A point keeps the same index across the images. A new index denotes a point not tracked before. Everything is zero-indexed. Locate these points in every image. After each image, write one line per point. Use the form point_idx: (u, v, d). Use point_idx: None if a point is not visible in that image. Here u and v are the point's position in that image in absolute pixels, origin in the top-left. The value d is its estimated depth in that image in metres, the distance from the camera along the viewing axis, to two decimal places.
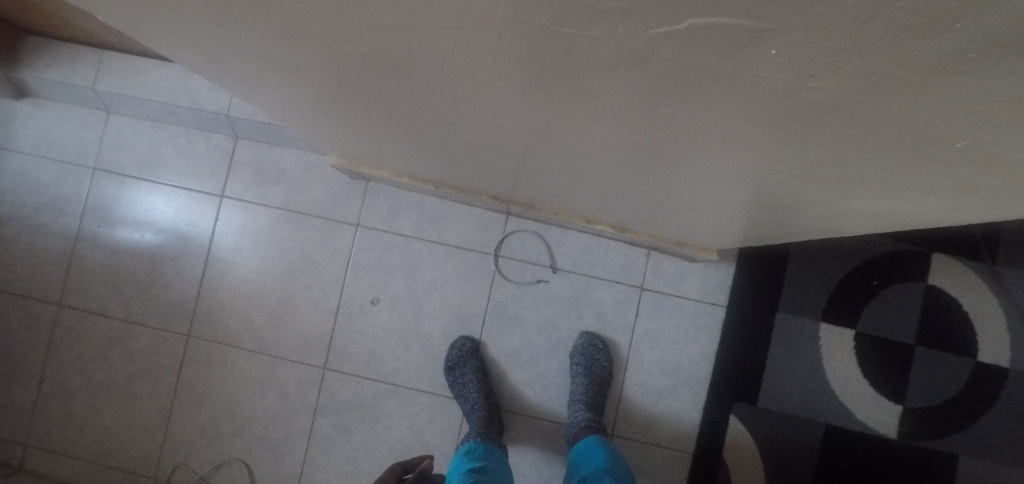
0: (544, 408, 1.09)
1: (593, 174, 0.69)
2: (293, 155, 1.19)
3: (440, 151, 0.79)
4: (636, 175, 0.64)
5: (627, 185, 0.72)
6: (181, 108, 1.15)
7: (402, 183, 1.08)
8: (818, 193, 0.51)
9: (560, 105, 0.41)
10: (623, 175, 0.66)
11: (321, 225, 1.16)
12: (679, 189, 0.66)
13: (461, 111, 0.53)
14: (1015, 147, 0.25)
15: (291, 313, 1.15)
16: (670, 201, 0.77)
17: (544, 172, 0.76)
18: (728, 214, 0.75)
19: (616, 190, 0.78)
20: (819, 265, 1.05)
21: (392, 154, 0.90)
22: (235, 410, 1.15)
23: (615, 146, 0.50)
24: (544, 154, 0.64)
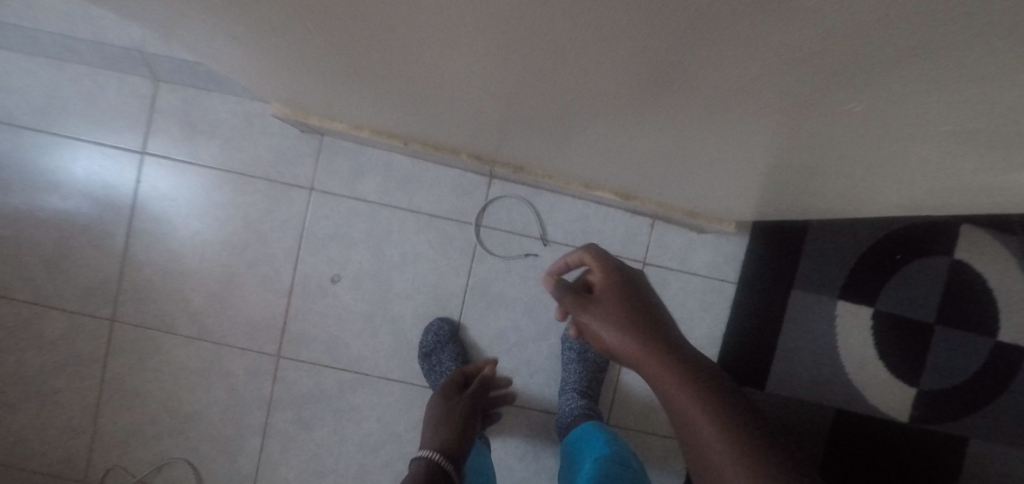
0: (532, 396, 0.97)
1: (602, 128, 0.54)
2: (229, 102, 0.98)
3: (405, 98, 0.61)
4: (659, 133, 0.49)
5: (643, 144, 0.57)
6: (78, 40, 0.91)
7: (363, 139, 0.89)
8: (890, 172, 0.39)
9: (576, 41, 0.25)
10: (639, 131, 0.51)
11: (269, 189, 0.97)
12: (712, 151, 0.52)
13: (420, 47, 0.35)
14: None
15: (237, 293, 0.98)
16: (692, 167, 0.62)
17: (537, 127, 0.60)
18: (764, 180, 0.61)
19: (626, 151, 0.62)
20: (838, 238, 0.94)
21: (347, 101, 0.71)
22: (175, 405, 0.99)
23: (642, 96, 0.35)
24: (541, 105, 0.48)
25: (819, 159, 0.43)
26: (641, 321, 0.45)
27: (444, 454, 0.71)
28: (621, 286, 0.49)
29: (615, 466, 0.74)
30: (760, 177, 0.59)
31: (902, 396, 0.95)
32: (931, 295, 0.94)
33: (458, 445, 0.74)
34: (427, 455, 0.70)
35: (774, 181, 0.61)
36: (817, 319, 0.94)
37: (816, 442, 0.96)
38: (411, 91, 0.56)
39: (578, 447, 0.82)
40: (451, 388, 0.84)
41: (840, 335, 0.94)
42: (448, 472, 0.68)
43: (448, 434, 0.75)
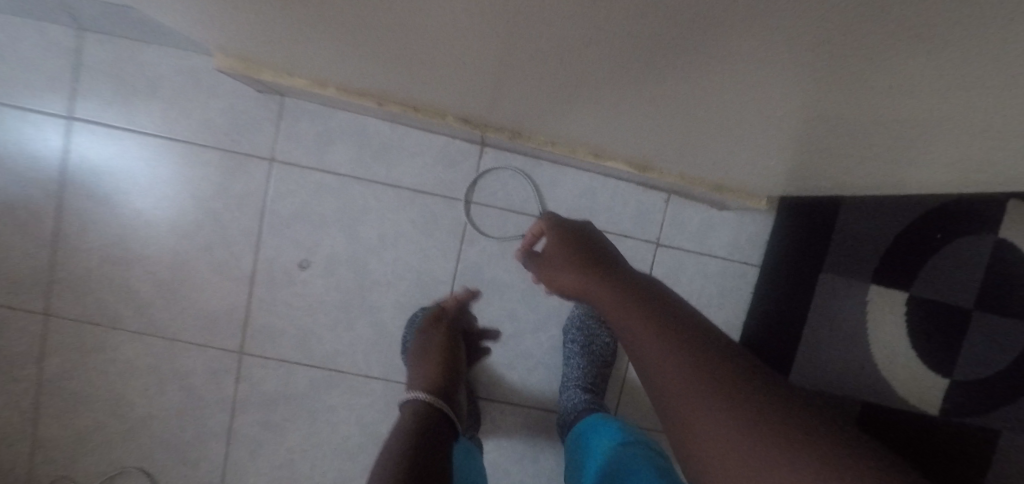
0: (529, 394, 0.86)
1: (628, 81, 0.40)
2: (168, 56, 0.82)
3: (372, 44, 0.47)
4: (711, 89, 0.36)
5: (678, 105, 0.44)
6: None
7: (328, 100, 0.74)
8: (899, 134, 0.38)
9: None
10: (681, 87, 0.37)
11: (222, 160, 0.83)
12: (777, 108, 0.39)
13: None
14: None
15: (190, 282, 0.84)
16: (732, 134, 0.50)
17: (541, 81, 0.47)
18: (822, 147, 0.49)
19: (651, 112, 0.50)
20: (869, 220, 0.81)
21: (300, 49, 0.56)
22: (125, 409, 0.87)
23: (727, 27, 0.21)
24: (550, 49, 0.34)
25: (898, 119, 0.33)
26: (587, 262, 0.47)
27: (434, 391, 0.62)
28: (576, 241, 0.51)
29: (640, 453, 0.66)
30: (820, 141, 0.47)
31: None
32: (971, 280, 0.79)
33: (448, 381, 0.65)
34: (415, 396, 0.61)
35: (837, 149, 0.49)
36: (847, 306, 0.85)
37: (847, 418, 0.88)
38: (376, 33, 0.42)
39: (586, 439, 0.72)
40: (426, 328, 0.76)
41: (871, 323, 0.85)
42: (443, 409, 0.60)
43: (434, 371, 0.66)
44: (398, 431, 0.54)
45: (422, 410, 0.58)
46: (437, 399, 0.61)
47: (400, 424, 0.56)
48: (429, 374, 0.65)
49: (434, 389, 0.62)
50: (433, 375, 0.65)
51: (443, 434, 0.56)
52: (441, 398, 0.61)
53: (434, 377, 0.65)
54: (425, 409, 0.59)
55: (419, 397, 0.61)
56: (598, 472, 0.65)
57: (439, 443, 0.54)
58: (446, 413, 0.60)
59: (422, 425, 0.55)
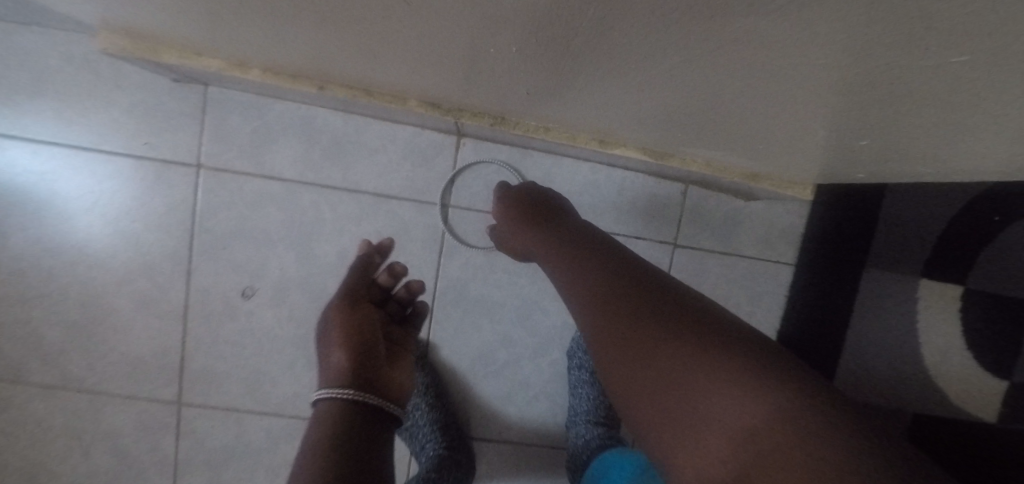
0: (530, 429, 0.73)
1: (680, 43, 0.24)
2: (54, 39, 0.64)
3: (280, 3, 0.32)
4: (843, 56, 0.20)
5: (737, 83, 0.30)
6: None
7: (259, 86, 0.58)
8: (845, 119, 0.36)
9: None
10: (779, 56, 0.22)
11: (135, 170, 0.66)
12: (923, 86, 0.24)
13: None
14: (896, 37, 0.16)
15: (110, 322, 0.69)
16: (797, 112, 0.36)
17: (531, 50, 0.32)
18: (932, 133, 0.35)
19: (687, 92, 0.36)
20: (920, 210, 0.69)
21: (187, 12, 0.39)
22: (42, 480, 0.72)
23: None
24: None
25: (772, 106, 0.35)
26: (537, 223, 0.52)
27: (351, 382, 0.43)
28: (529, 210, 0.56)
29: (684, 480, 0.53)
30: (932, 126, 0.33)
31: None
32: None
33: (370, 361, 0.46)
34: (327, 394, 0.42)
35: (961, 135, 0.34)
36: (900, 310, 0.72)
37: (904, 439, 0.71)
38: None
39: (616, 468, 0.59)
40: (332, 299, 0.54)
41: None
42: (368, 404, 0.42)
43: (350, 351, 0.46)
44: (305, 451, 0.36)
45: (338, 417, 0.40)
46: (357, 392, 0.42)
47: (307, 440, 0.38)
48: (344, 358, 0.45)
49: (351, 378, 0.43)
50: (344, 359, 0.45)
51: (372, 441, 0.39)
52: (365, 388, 0.43)
53: (350, 360, 0.45)
54: (342, 413, 0.40)
55: (331, 396, 0.42)
56: None
57: (367, 458, 0.37)
58: (372, 408, 0.42)
59: (338, 436, 0.37)
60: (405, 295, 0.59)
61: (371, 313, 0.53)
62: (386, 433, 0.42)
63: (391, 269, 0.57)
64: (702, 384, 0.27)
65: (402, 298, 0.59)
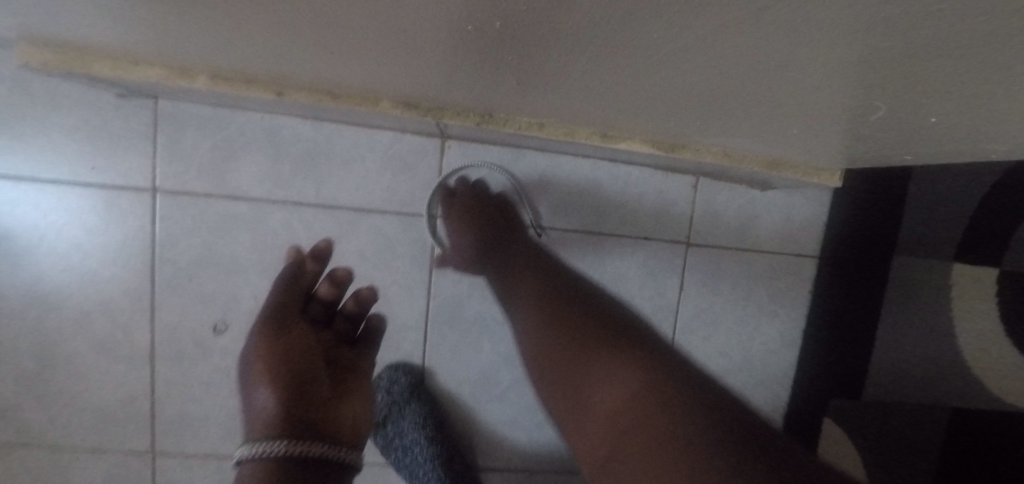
0: (542, 454, 0.67)
1: (706, 10, 0.18)
2: None
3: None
4: (953, 9, 0.14)
5: (775, 60, 0.23)
6: None
7: (212, 97, 0.51)
8: (839, 104, 0.33)
9: None
10: (852, 15, 0.16)
11: (81, 200, 0.59)
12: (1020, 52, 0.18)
13: None
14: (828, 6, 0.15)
15: (66, 372, 0.62)
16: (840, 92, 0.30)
17: (519, 31, 0.26)
18: (988, 112, 0.29)
19: (708, 77, 0.29)
20: (947, 191, 0.63)
21: (98, 8, 0.32)
22: None
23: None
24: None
25: (731, 99, 0.34)
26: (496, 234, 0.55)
27: (280, 433, 0.37)
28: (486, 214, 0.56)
29: None
30: (993, 105, 0.27)
31: None
32: None
33: (305, 403, 0.39)
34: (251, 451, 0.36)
35: (990, 116, 0.30)
36: (936, 299, 0.66)
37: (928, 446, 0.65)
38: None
39: None
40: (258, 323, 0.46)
41: None
42: (301, 459, 0.35)
43: (279, 393, 0.39)
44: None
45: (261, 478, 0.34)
46: (286, 446, 0.36)
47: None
48: (269, 398, 0.39)
49: (281, 428, 0.37)
50: (272, 401, 0.39)
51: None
52: (299, 436, 0.37)
53: (280, 404, 0.38)
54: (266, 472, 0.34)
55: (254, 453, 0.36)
56: None
57: None
58: (308, 460, 0.36)
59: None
60: (353, 308, 0.52)
61: (307, 339, 0.46)
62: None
63: (332, 277, 0.50)
64: (604, 384, 0.35)
65: (350, 312, 0.52)
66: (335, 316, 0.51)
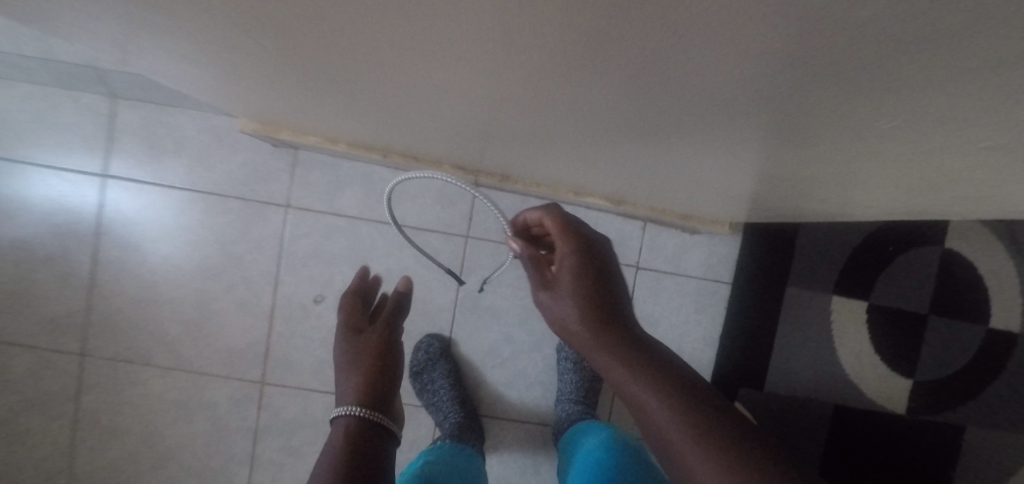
0: (528, 409, 0.94)
1: (594, 136, 0.49)
2: (193, 117, 0.92)
3: (384, 113, 0.56)
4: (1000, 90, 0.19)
5: (715, 127, 0.37)
6: (24, 59, 0.84)
7: (339, 152, 0.84)
8: (696, 181, 0.62)
9: (465, 111, 0.47)
10: (925, 80, 0.20)
11: (240, 207, 0.92)
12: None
13: (371, 41, 0.30)
14: (616, 133, 0.45)
15: (213, 321, 0.93)
16: (685, 174, 0.59)
17: (523, 139, 0.56)
18: (834, 187, 0.51)
19: (709, 128, 0.38)
20: (828, 233, 0.91)
21: (311, 111, 0.65)
22: (154, 440, 0.94)
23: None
24: (603, 67, 0.27)
25: (638, 171, 0.63)
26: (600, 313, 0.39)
27: (367, 406, 0.51)
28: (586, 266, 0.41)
29: (611, 439, 0.71)
30: (881, 180, 0.44)
31: None
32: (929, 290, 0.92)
33: (383, 388, 0.53)
34: (342, 415, 0.50)
35: (760, 184, 0.58)
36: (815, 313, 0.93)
37: (812, 442, 0.95)
38: (394, 105, 0.52)
39: (573, 438, 0.78)
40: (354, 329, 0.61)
41: (837, 331, 0.94)
42: (374, 425, 0.49)
43: (366, 377, 0.54)
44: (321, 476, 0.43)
45: (345, 449, 0.46)
46: (371, 413, 0.50)
47: (325, 458, 0.45)
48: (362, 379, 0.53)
49: (367, 401, 0.51)
50: (363, 383, 0.53)
51: (370, 465, 0.46)
52: (375, 412, 0.51)
53: (369, 382, 0.53)
54: (351, 437, 0.48)
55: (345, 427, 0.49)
56: (578, 456, 0.72)
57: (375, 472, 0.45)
58: (376, 433, 0.49)
59: (353, 456, 0.45)
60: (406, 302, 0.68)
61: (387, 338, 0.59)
62: (385, 457, 0.48)
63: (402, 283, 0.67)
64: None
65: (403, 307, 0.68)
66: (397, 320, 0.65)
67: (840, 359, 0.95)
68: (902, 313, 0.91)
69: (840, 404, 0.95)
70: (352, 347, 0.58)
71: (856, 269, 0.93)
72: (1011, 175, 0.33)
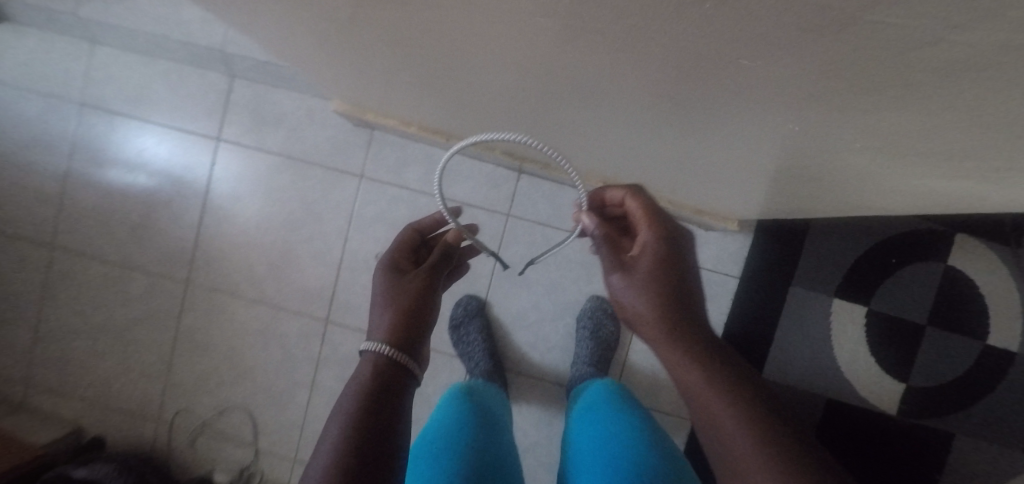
0: (546, 369, 1.08)
1: (623, 132, 0.63)
2: (293, 97, 1.12)
3: (459, 103, 0.72)
4: (888, 130, 0.32)
5: (725, 134, 0.49)
6: (172, 41, 1.05)
7: (409, 133, 1.01)
8: (705, 178, 0.75)
9: (526, 105, 0.62)
10: (847, 118, 0.32)
11: (323, 174, 1.12)
12: (939, 155, 0.34)
13: (475, 49, 0.45)
14: (639, 129, 0.59)
15: (293, 266, 1.13)
16: (695, 171, 0.72)
17: (565, 131, 0.71)
18: (814, 191, 0.64)
19: (705, 133, 0.52)
20: (831, 241, 1.01)
21: (398, 99, 0.82)
22: (236, 359, 1.15)
23: (943, 78, 0.21)
24: (629, 81, 0.41)
25: (657, 166, 0.76)
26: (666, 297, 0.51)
27: (393, 348, 0.54)
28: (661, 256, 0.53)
29: (618, 398, 0.83)
30: (842, 186, 0.57)
31: (892, 391, 1.03)
32: (926, 295, 1.01)
33: (413, 334, 0.56)
34: (372, 349, 0.54)
35: (757, 185, 0.71)
36: (813, 312, 1.03)
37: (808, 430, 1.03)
38: (469, 97, 0.67)
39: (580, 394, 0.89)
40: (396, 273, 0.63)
41: (834, 331, 1.03)
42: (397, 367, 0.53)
43: (400, 324, 0.56)
44: (344, 420, 0.47)
45: (368, 393, 0.50)
46: (396, 355, 0.54)
47: (351, 398, 0.49)
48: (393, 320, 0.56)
49: (395, 343, 0.54)
50: (394, 324, 0.55)
51: (389, 409, 0.50)
52: (401, 353, 0.54)
53: (401, 329, 0.56)
54: (375, 379, 0.51)
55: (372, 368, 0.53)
56: (585, 406, 0.83)
57: (389, 413, 0.49)
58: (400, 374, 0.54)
59: (375, 394, 0.50)
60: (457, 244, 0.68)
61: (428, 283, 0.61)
62: (405, 392, 0.53)
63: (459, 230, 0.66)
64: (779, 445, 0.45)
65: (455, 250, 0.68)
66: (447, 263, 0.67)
67: (835, 357, 1.04)
68: (899, 320, 1.02)
69: (832, 397, 1.04)
70: (391, 287, 0.60)
71: (860, 275, 1.01)
72: (927, 183, 0.45)
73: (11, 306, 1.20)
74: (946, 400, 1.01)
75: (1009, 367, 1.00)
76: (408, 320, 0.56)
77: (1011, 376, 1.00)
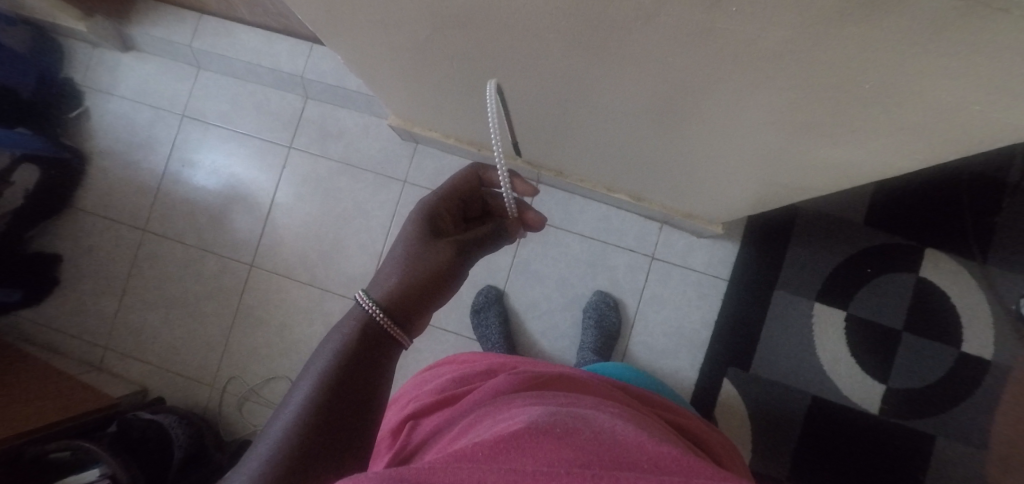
0: (554, 355, 1.22)
1: (617, 138, 0.80)
2: (354, 115, 1.36)
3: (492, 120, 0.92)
4: (783, 108, 0.47)
5: (692, 135, 0.66)
6: (264, 68, 1.30)
7: (447, 145, 1.21)
8: (690, 189, 0.92)
9: (543, 117, 0.80)
10: (755, 100, 0.48)
11: (373, 178, 1.33)
12: (818, 133, 0.50)
13: (508, 68, 0.63)
14: (629, 136, 0.77)
15: (342, 254, 1.33)
16: (680, 180, 0.89)
17: (575, 142, 0.89)
18: (775, 196, 0.79)
19: (676, 135, 0.69)
20: (810, 251, 1.15)
21: (442, 116, 1.03)
22: (286, 334, 1.32)
23: (782, 55, 0.37)
24: (615, 82, 0.57)
25: (648, 175, 0.93)
26: None
27: (385, 313, 0.51)
28: None
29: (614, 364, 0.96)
30: (788, 188, 0.73)
31: (876, 392, 1.11)
32: (901, 302, 1.12)
33: (411, 308, 0.52)
34: (360, 306, 0.51)
35: (726, 194, 0.87)
36: (797, 315, 1.15)
37: (793, 424, 1.12)
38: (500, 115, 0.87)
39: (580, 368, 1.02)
40: (427, 231, 0.56)
41: (817, 332, 1.14)
42: (382, 332, 0.50)
43: (404, 288, 0.52)
44: (312, 387, 0.46)
45: (343, 363, 0.47)
46: (386, 320, 0.50)
47: (324, 364, 0.47)
48: (398, 287, 0.52)
49: (389, 310, 0.51)
50: (398, 291, 0.52)
51: (360, 391, 0.48)
52: (392, 320, 0.51)
53: (400, 296, 0.52)
54: (352, 351, 0.48)
55: (353, 334, 0.49)
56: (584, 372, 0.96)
57: (361, 381, 0.48)
58: (382, 346, 0.51)
59: (352, 359, 0.48)
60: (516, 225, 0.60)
61: (450, 258, 0.55)
62: (387, 358, 0.51)
63: (528, 214, 0.60)
64: None
65: (510, 225, 0.60)
66: (487, 236, 0.59)
67: (819, 357, 1.14)
68: (877, 326, 1.12)
69: (818, 395, 1.13)
70: (413, 252, 0.54)
71: (838, 283, 1.14)
72: (844, 174, 0.60)
73: (103, 278, 1.42)
74: (928, 404, 1.09)
75: (984, 374, 1.09)
76: (411, 289, 0.52)
77: (986, 382, 1.09)
